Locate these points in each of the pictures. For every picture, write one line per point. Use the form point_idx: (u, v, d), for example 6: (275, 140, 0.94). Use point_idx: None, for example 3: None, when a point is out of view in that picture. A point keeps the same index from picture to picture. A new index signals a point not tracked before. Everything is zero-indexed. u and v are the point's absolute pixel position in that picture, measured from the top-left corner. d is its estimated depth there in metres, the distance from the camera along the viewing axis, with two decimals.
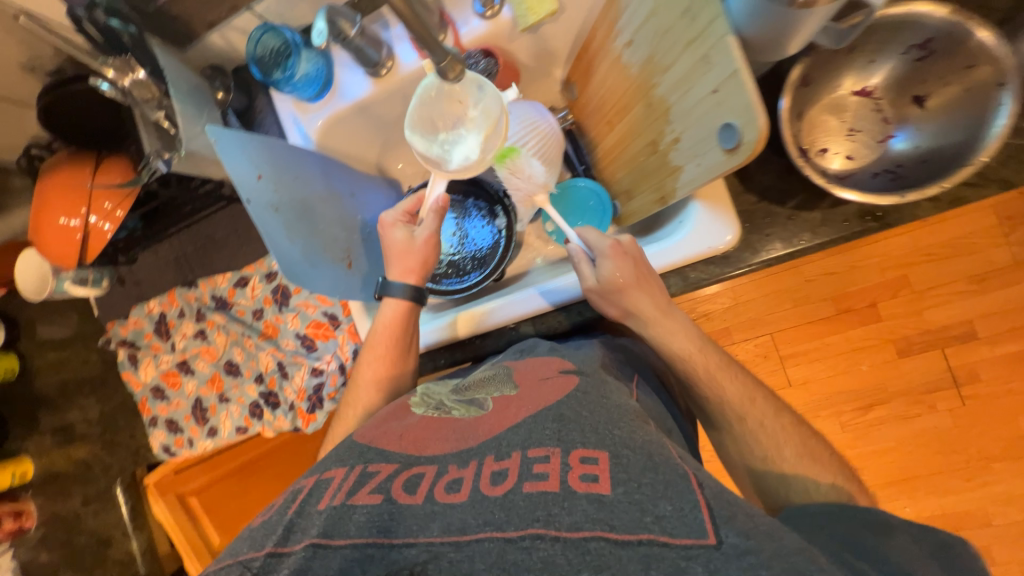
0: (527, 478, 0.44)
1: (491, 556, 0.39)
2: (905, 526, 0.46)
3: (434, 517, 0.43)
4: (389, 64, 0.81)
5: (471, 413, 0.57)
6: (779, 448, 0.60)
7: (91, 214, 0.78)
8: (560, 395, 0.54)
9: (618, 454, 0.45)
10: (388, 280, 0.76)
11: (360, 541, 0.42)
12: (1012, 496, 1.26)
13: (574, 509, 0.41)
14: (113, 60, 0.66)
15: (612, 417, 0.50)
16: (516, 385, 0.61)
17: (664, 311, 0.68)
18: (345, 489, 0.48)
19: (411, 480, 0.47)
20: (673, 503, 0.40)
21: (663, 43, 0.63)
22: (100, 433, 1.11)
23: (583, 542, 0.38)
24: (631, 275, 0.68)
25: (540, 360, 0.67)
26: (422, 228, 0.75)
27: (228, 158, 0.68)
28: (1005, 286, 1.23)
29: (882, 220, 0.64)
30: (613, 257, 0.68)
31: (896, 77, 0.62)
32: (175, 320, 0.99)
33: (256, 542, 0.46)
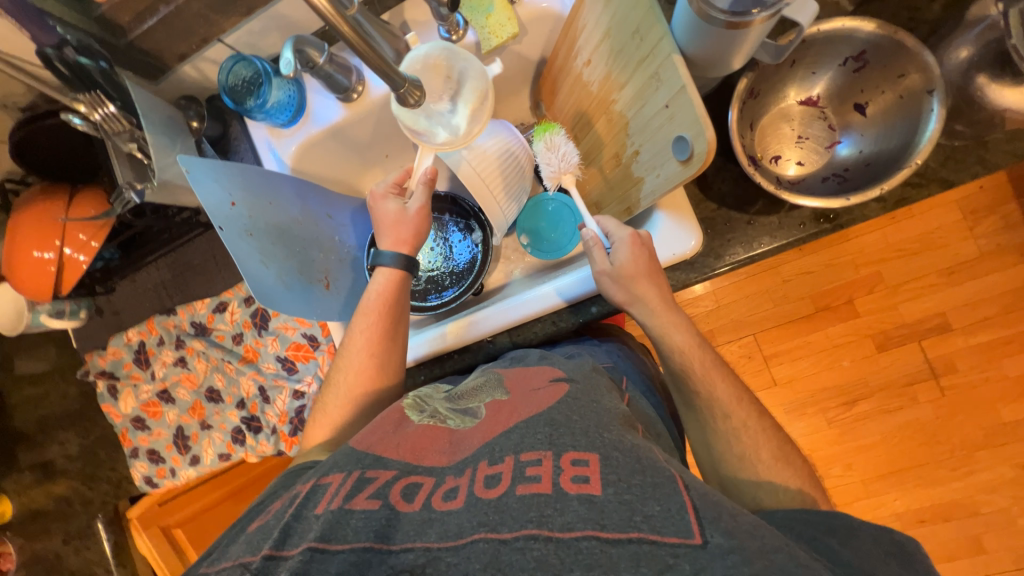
0: (520, 481, 0.44)
1: (485, 557, 0.40)
2: (868, 528, 0.48)
3: (431, 523, 0.43)
4: (359, 89, 0.83)
5: (467, 423, 0.57)
6: (756, 449, 0.60)
7: (65, 247, 0.78)
8: (553, 401, 0.55)
9: (608, 455, 0.46)
10: (381, 249, 0.75)
11: (358, 545, 0.42)
12: (995, 484, 1.28)
13: (566, 509, 0.41)
14: (84, 95, 0.68)
15: (601, 421, 0.51)
16: (507, 389, 0.63)
17: (667, 303, 0.68)
18: (343, 493, 0.47)
19: (410, 487, 0.47)
20: (661, 504, 0.41)
21: (617, 62, 0.66)
22: (81, 468, 1.09)
23: (575, 542, 0.39)
24: (645, 265, 0.67)
25: (533, 369, 0.68)
26: (414, 200, 0.76)
27: (199, 187, 0.69)
28: (972, 278, 1.28)
29: (834, 221, 0.67)
30: (631, 246, 0.68)
31: (835, 87, 0.66)
32: (155, 348, 0.98)
33: (253, 544, 0.45)
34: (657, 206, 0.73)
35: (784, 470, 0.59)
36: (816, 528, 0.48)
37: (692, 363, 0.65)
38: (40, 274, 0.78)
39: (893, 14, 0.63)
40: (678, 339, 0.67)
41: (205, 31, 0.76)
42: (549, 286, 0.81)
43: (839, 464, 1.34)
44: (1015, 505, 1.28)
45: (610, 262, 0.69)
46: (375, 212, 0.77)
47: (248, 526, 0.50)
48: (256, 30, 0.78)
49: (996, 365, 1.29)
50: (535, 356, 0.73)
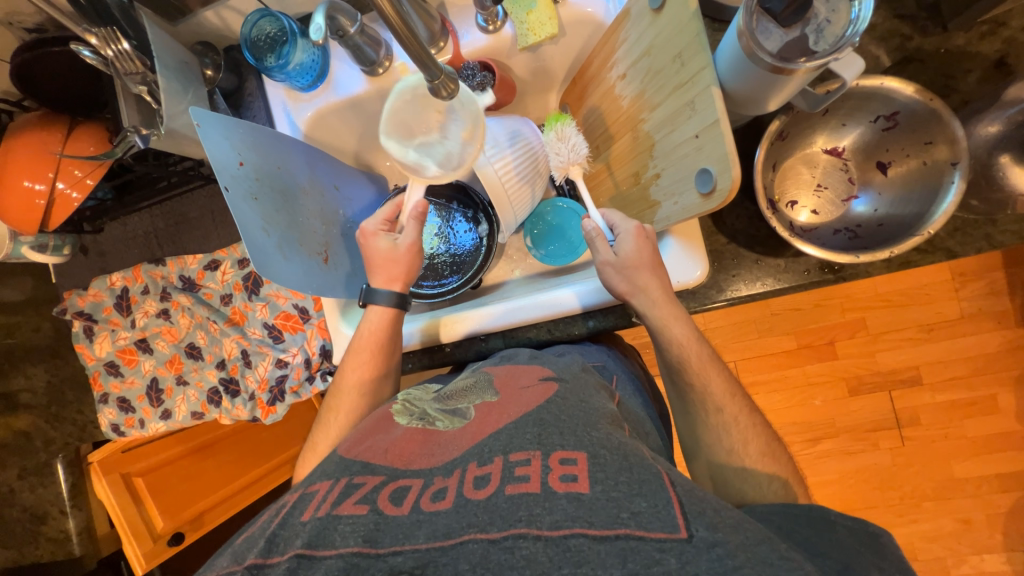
0: (509, 480, 0.45)
1: (474, 557, 0.40)
2: (843, 520, 0.49)
3: (420, 525, 0.43)
4: (386, 64, 0.80)
5: (454, 425, 0.57)
6: (745, 443, 0.62)
7: (59, 180, 0.75)
8: (541, 401, 0.56)
9: (596, 454, 0.47)
10: (372, 288, 0.76)
11: (346, 550, 0.42)
12: (939, 535, 1.34)
13: (554, 508, 0.42)
14: (97, 28, 0.63)
15: (590, 420, 0.52)
16: (496, 393, 0.62)
17: (666, 295, 0.68)
18: (330, 500, 0.47)
19: (399, 491, 0.47)
20: (648, 500, 0.42)
21: (653, 81, 0.65)
22: (46, 405, 1.06)
23: (563, 539, 0.40)
24: (648, 256, 0.68)
25: (521, 368, 0.68)
26: (404, 236, 0.75)
27: (209, 142, 0.66)
28: (950, 337, 1.32)
29: (838, 273, 0.68)
30: (635, 238, 0.68)
31: (863, 142, 0.66)
32: (138, 296, 0.96)
33: (236, 555, 0.45)
34: (669, 231, 0.72)
35: (770, 465, 0.60)
36: (797, 522, 0.49)
37: (686, 356, 0.66)
38: (28, 207, 0.74)
39: (928, 78, 0.63)
40: (676, 331, 0.67)
41: None
42: (570, 290, 0.80)
43: None
44: (951, 555, 1.34)
45: (613, 254, 0.69)
46: (365, 248, 0.77)
47: (235, 539, 0.49)
48: None
49: (957, 424, 1.34)
50: (526, 356, 0.73)
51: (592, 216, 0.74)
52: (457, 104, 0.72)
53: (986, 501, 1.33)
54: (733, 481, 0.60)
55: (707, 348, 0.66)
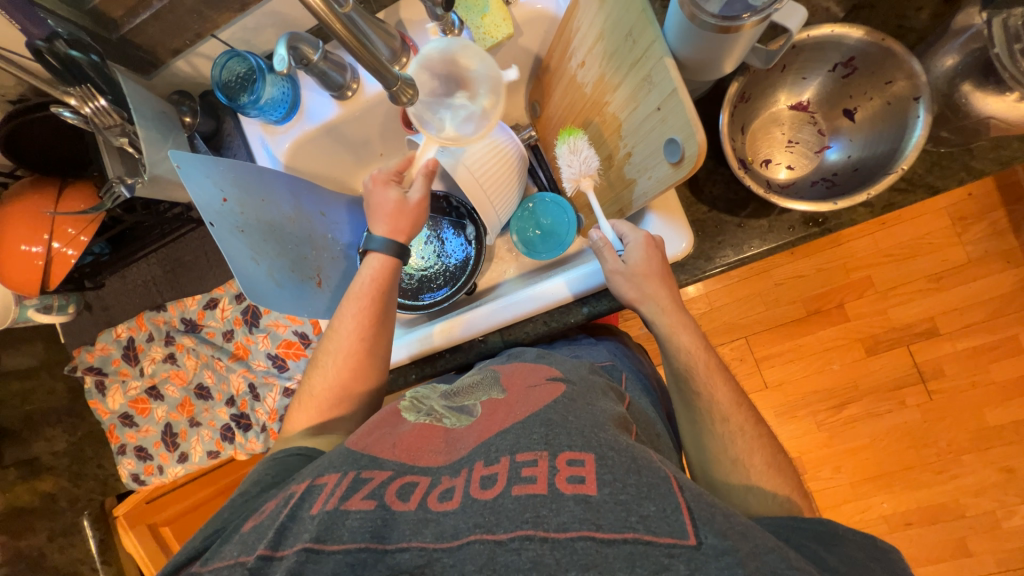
0: (516, 481, 0.45)
1: (481, 558, 0.40)
2: (853, 537, 0.48)
3: (427, 522, 0.44)
4: (353, 86, 0.83)
5: (461, 423, 0.57)
6: (750, 455, 0.60)
7: (54, 241, 0.77)
8: (549, 401, 0.55)
9: (603, 455, 0.46)
10: (373, 235, 0.73)
11: (353, 546, 0.42)
12: (982, 487, 1.30)
13: (561, 509, 0.42)
14: (74, 89, 0.66)
15: (597, 421, 0.51)
16: (503, 389, 0.63)
17: (675, 303, 0.69)
18: (338, 494, 0.47)
19: (405, 487, 0.48)
20: (657, 504, 0.42)
21: (611, 63, 0.66)
22: (67, 464, 1.07)
23: (571, 543, 0.40)
24: (657, 266, 0.68)
25: (529, 367, 0.68)
26: (413, 190, 0.74)
27: (191, 181, 0.68)
28: (959, 283, 1.29)
29: (823, 225, 0.68)
30: (645, 247, 0.68)
31: (825, 92, 0.67)
32: (144, 344, 0.97)
33: (248, 544, 0.46)
34: (650, 207, 0.74)
35: (775, 478, 0.58)
36: (801, 533, 0.49)
37: (695, 366, 0.66)
38: (28, 268, 0.77)
39: (880, 21, 0.64)
40: (682, 338, 0.68)
41: (198, 27, 0.76)
42: (560, 280, 0.80)
43: (828, 467, 1.35)
44: (999, 508, 1.29)
45: (622, 262, 0.69)
46: (372, 197, 0.75)
47: (242, 525, 0.50)
48: (250, 26, 0.78)
49: (983, 370, 1.30)
50: (531, 355, 0.73)
51: (602, 228, 0.74)
52: (484, 70, 0.75)
53: None
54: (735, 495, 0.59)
55: (714, 355, 0.67)
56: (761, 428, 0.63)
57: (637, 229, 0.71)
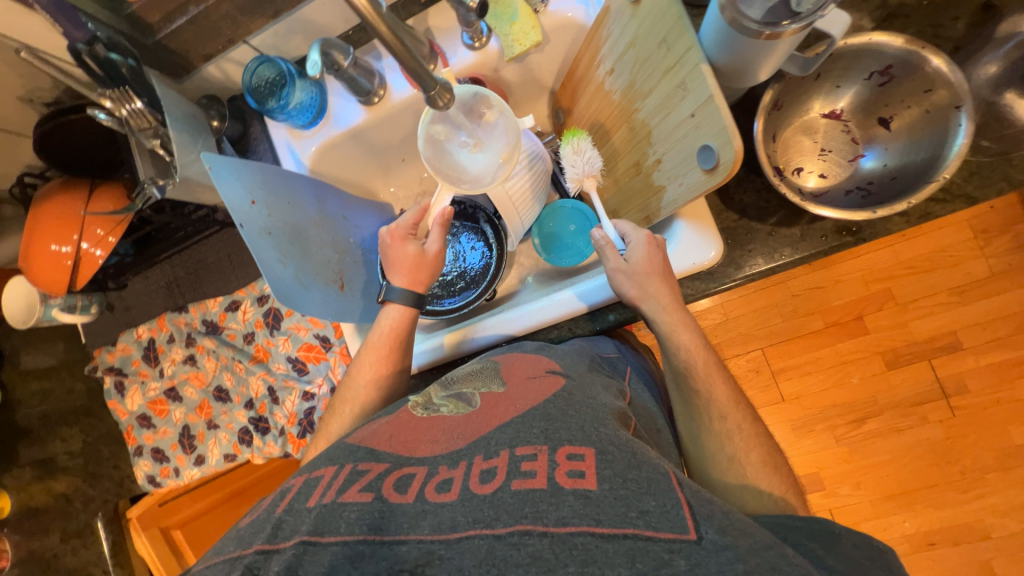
0: (515, 475, 0.44)
1: (480, 553, 0.39)
2: (850, 533, 0.47)
3: (425, 515, 0.43)
4: (381, 92, 0.83)
5: (459, 410, 0.58)
6: (746, 452, 0.60)
7: (83, 241, 0.78)
8: (548, 394, 0.55)
9: (603, 450, 0.46)
10: (393, 287, 0.76)
11: (352, 537, 0.41)
12: (1008, 507, 1.26)
13: (561, 504, 0.41)
14: (110, 91, 0.68)
15: (596, 416, 0.52)
16: (504, 381, 0.62)
17: (675, 301, 0.68)
18: (336, 486, 0.47)
19: (403, 479, 0.47)
20: (657, 499, 0.42)
21: (641, 71, 0.66)
22: (82, 465, 1.08)
23: (570, 537, 0.39)
24: (659, 264, 0.67)
25: (530, 358, 0.67)
26: (432, 241, 0.78)
27: (221, 184, 0.68)
28: (985, 297, 1.27)
29: (857, 234, 0.67)
30: (646, 246, 0.68)
31: (861, 101, 0.66)
32: (164, 346, 0.98)
33: (243, 539, 0.45)
34: (678, 215, 0.73)
35: (770, 476, 0.58)
36: (802, 534, 0.47)
37: (693, 365, 0.65)
38: (57, 267, 0.78)
39: (916, 30, 0.63)
40: (683, 338, 0.66)
41: (231, 32, 0.77)
42: (571, 290, 0.80)
43: (848, 483, 1.32)
44: None
45: (624, 261, 0.69)
46: (390, 250, 0.78)
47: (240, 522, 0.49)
48: (281, 32, 0.79)
49: (1008, 386, 1.27)
50: (532, 347, 0.72)
51: (604, 227, 0.75)
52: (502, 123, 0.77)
53: None
54: (739, 498, 0.58)
55: (714, 354, 0.66)
56: (764, 432, 0.62)
57: (639, 228, 0.72)
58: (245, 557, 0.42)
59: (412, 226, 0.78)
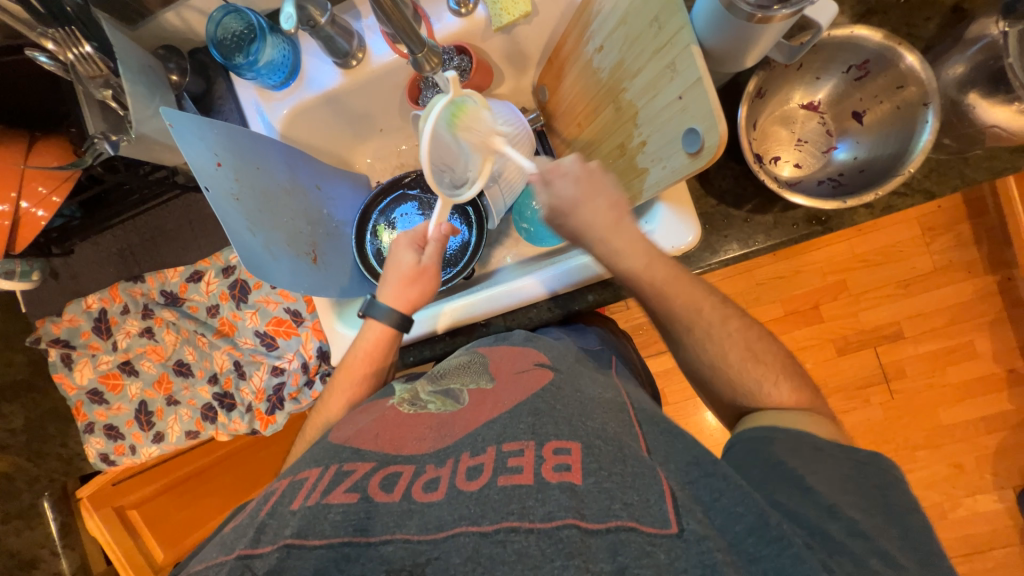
0: (503, 471, 0.46)
1: (466, 550, 0.40)
2: None
3: (411, 514, 0.43)
4: (360, 56, 0.79)
5: (447, 408, 0.58)
6: None
7: (22, 200, 0.71)
8: (536, 389, 0.56)
9: (590, 445, 0.47)
10: (379, 302, 0.74)
11: (336, 540, 0.41)
12: (933, 481, 1.39)
13: (548, 499, 0.43)
14: (54, 32, 0.61)
15: (583, 409, 0.53)
16: (492, 377, 0.63)
17: (618, 219, 0.62)
18: (321, 488, 0.47)
19: (389, 478, 0.47)
20: (641, 494, 0.44)
21: (631, 50, 0.65)
22: (25, 443, 0.99)
23: (556, 532, 0.40)
24: (573, 198, 0.62)
25: (517, 351, 0.69)
26: (428, 257, 0.75)
27: (184, 143, 0.63)
28: (927, 290, 1.37)
29: (826, 224, 0.70)
30: (551, 185, 0.63)
31: (836, 94, 0.68)
32: (118, 317, 0.92)
33: (225, 545, 0.44)
34: (659, 197, 0.73)
35: None
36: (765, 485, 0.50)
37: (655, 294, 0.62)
38: None
39: (892, 28, 0.66)
40: (637, 261, 0.62)
41: None
42: (534, 277, 0.81)
43: None
44: (947, 500, 1.38)
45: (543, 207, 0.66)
46: (392, 258, 0.76)
47: (224, 528, 0.49)
48: None
49: (942, 372, 1.38)
50: (519, 339, 0.73)
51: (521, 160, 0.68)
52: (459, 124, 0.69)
53: (972, 445, 1.38)
54: None
55: (682, 270, 0.63)
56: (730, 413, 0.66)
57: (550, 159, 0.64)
58: (225, 565, 0.40)
59: (420, 236, 0.77)
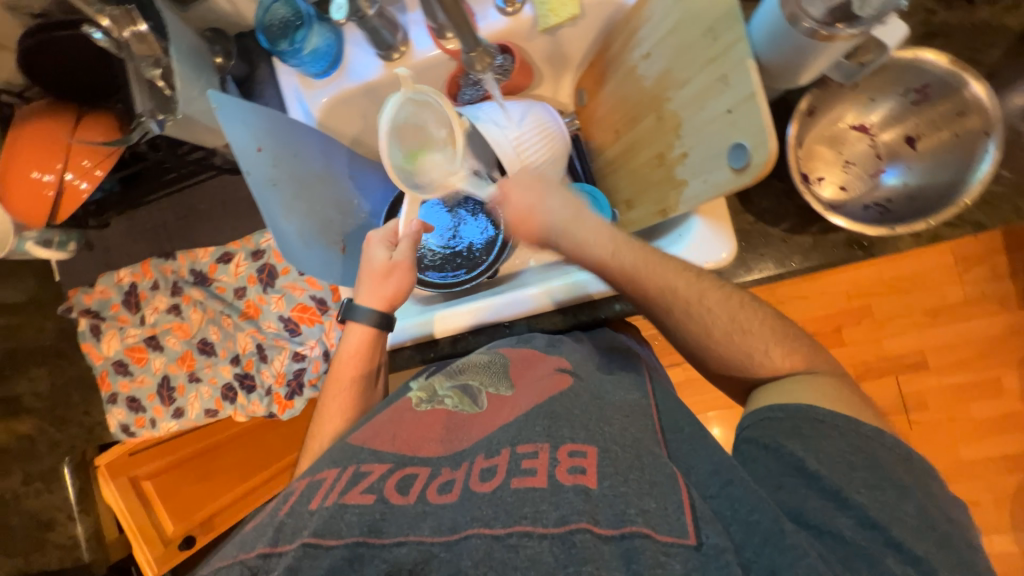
0: (515, 473, 0.45)
1: (478, 553, 0.40)
2: None
3: (425, 516, 0.43)
4: (403, 49, 0.79)
5: (466, 409, 0.58)
6: None
7: (67, 171, 0.73)
8: (552, 394, 0.56)
9: (606, 448, 0.48)
10: (358, 303, 0.73)
11: (351, 540, 0.41)
12: None
13: (561, 502, 0.42)
14: (111, 11, 0.64)
15: (602, 416, 0.53)
16: (511, 384, 0.61)
17: (577, 213, 0.61)
18: (338, 489, 0.47)
19: (406, 480, 0.47)
20: (657, 501, 0.43)
21: (681, 59, 0.64)
22: (50, 408, 1.02)
23: (568, 536, 0.40)
24: (528, 197, 0.64)
25: (535, 355, 0.67)
26: (399, 253, 0.72)
27: (228, 125, 0.64)
28: (955, 321, 1.33)
29: (867, 249, 0.68)
30: (508, 193, 0.66)
31: (891, 116, 0.66)
32: (147, 292, 0.93)
33: (246, 544, 0.45)
34: (696, 211, 0.72)
35: None
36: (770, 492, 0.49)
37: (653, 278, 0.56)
38: (37, 197, 0.72)
39: (953, 52, 0.64)
40: (603, 243, 0.59)
41: None
42: (527, 292, 0.80)
43: None
44: None
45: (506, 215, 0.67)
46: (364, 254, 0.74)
47: (246, 524, 0.50)
48: None
49: (964, 407, 1.35)
50: (543, 341, 0.71)
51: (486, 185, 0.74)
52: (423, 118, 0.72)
53: (989, 484, 1.34)
54: None
55: (658, 252, 0.58)
56: None
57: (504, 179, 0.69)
58: (247, 564, 0.42)
59: (392, 234, 0.75)
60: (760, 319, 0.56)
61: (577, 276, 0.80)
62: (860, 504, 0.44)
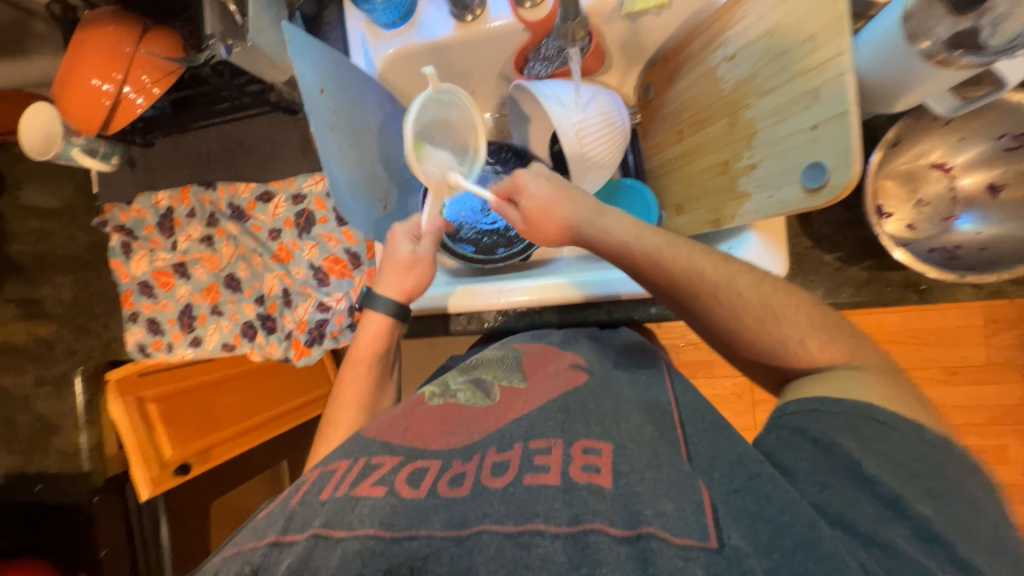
0: (528, 470, 0.45)
1: (489, 550, 0.39)
2: None
3: (436, 509, 0.42)
4: (477, 12, 0.77)
5: (477, 402, 0.56)
6: None
7: (126, 84, 0.71)
8: (568, 389, 0.55)
9: (621, 446, 0.47)
10: (377, 294, 0.73)
11: (364, 532, 0.40)
12: None
13: (574, 500, 0.42)
14: None
15: (618, 410, 0.52)
16: (524, 377, 0.60)
17: (598, 206, 0.62)
18: (349, 480, 0.45)
19: (417, 472, 0.46)
20: (675, 503, 0.42)
21: (768, 66, 0.62)
22: (70, 316, 1.04)
23: (582, 535, 0.39)
24: (548, 190, 0.63)
25: (552, 351, 0.66)
26: (423, 246, 0.73)
27: (296, 60, 0.62)
28: (972, 382, 1.30)
29: (924, 293, 0.66)
30: (526, 186, 0.64)
31: (976, 160, 0.64)
32: (182, 219, 0.93)
33: (259, 531, 0.43)
34: (752, 225, 0.70)
35: None
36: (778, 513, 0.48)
37: (703, 287, 0.55)
38: (94, 105, 0.71)
39: None
40: (624, 234, 0.59)
41: None
42: (552, 282, 0.79)
43: None
44: None
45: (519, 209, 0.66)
46: (384, 249, 0.74)
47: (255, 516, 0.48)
48: None
49: None
50: (558, 337, 0.70)
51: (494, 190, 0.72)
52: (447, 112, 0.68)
53: None
54: None
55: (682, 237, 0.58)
56: None
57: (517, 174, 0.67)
58: (260, 552, 0.41)
59: (412, 228, 0.75)
60: (811, 328, 0.53)
61: (607, 277, 0.79)
62: (911, 509, 0.41)
